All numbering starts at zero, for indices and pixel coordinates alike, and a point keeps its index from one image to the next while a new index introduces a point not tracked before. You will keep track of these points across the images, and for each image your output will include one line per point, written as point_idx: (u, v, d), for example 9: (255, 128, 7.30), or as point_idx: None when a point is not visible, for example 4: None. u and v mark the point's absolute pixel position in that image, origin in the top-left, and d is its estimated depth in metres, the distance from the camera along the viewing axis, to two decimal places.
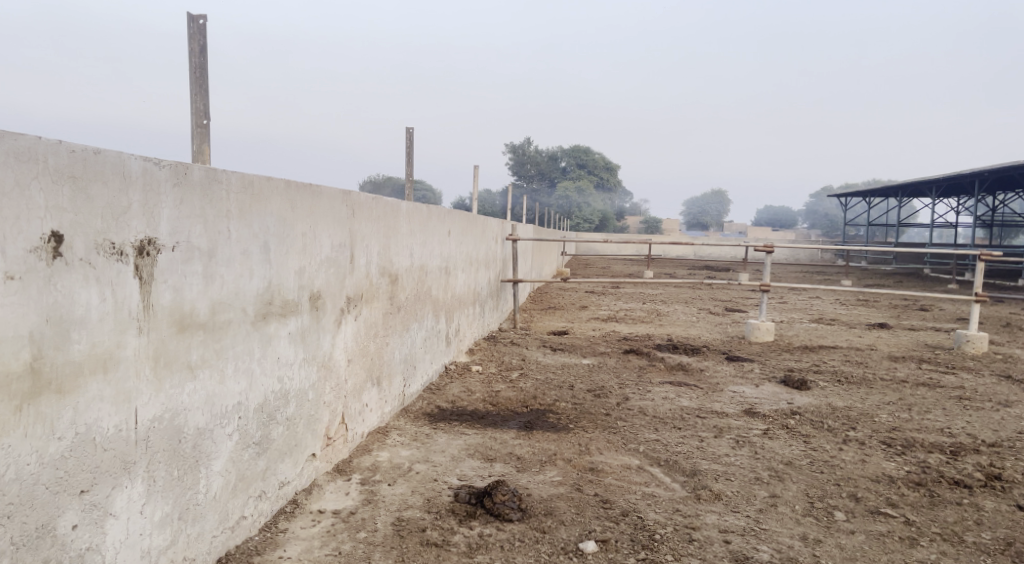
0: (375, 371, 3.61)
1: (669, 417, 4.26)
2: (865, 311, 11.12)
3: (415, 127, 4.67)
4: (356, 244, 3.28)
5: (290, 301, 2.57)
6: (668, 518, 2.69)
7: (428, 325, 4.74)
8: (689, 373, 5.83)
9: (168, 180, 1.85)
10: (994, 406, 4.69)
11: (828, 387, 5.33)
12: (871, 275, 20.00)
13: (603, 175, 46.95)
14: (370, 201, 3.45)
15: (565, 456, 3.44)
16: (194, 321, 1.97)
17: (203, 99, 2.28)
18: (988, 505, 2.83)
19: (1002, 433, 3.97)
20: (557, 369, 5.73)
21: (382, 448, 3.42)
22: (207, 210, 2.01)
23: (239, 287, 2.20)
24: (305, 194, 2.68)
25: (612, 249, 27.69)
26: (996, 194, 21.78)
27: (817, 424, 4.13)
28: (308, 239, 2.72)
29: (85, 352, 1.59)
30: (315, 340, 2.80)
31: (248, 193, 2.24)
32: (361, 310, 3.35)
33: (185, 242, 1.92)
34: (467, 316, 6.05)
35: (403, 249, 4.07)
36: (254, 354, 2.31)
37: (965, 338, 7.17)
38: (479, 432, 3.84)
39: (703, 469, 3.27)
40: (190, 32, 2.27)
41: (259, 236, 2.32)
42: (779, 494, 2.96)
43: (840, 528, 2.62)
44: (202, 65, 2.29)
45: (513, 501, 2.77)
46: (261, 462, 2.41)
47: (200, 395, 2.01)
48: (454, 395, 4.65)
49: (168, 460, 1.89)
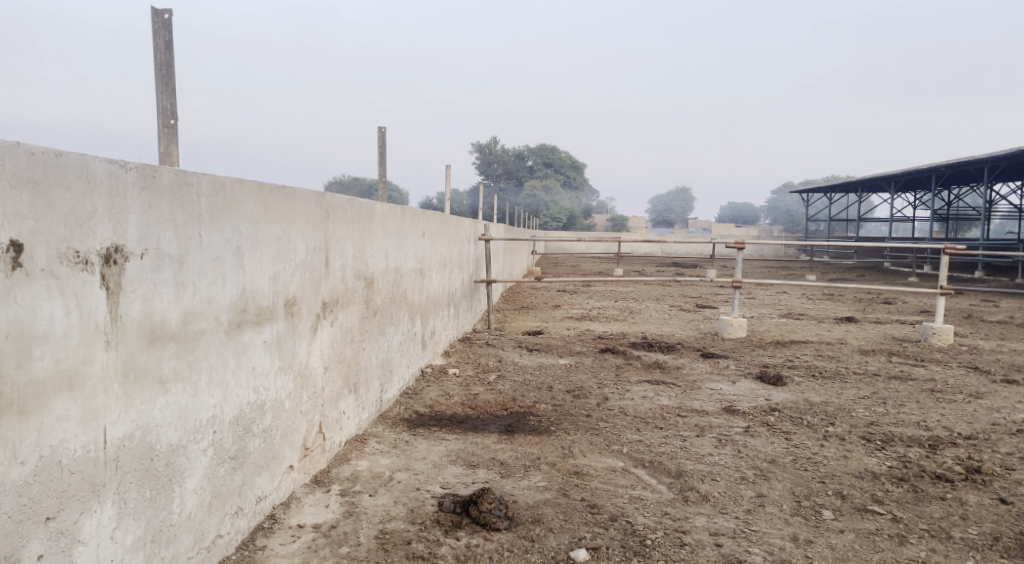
0: (352, 378, 3.50)
1: (650, 417, 4.23)
2: (832, 305, 11.29)
3: (386, 126, 4.57)
4: (331, 247, 3.18)
5: (265, 308, 2.47)
6: (657, 523, 2.65)
7: (404, 328, 4.64)
8: (666, 371, 5.82)
9: (136, 183, 1.74)
10: (966, 398, 4.76)
11: (804, 382, 5.37)
12: (835, 270, 20.35)
13: (570, 174, 47.27)
14: (344, 202, 3.35)
15: (549, 459, 3.39)
16: (165, 332, 1.86)
17: (170, 97, 2.17)
18: (972, 499, 2.85)
19: (977, 425, 4.02)
20: (535, 369, 5.68)
21: (361, 457, 3.32)
22: (177, 214, 1.90)
23: (211, 295, 2.09)
24: (278, 197, 2.57)
25: (580, 248, 27.83)
26: (952, 189, 22.38)
27: (796, 420, 4.14)
28: (282, 243, 2.62)
29: (49, 370, 1.48)
30: (290, 348, 2.70)
31: (219, 195, 2.13)
32: (336, 315, 3.24)
33: (155, 248, 1.81)
34: (442, 318, 5.96)
35: (378, 251, 3.97)
36: (228, 365, 2.21)
37: (932, 330, 7.30)
38: (459, 437, 3.76)
39: (689, 469, 3.24)
40: (154, 26, 2.14)
41: (232, 241, 2.21)
42: (766, 493, 2.94)
43: (829, 527, 2.61)
44: (167, 62, 2.17)
45: (499, 509, 2.71)
46: (237, 478, 2.30)
47: (172, 410, 1.90)
48: (432, 399, 4.57)
49: (140, 481, 1.78)
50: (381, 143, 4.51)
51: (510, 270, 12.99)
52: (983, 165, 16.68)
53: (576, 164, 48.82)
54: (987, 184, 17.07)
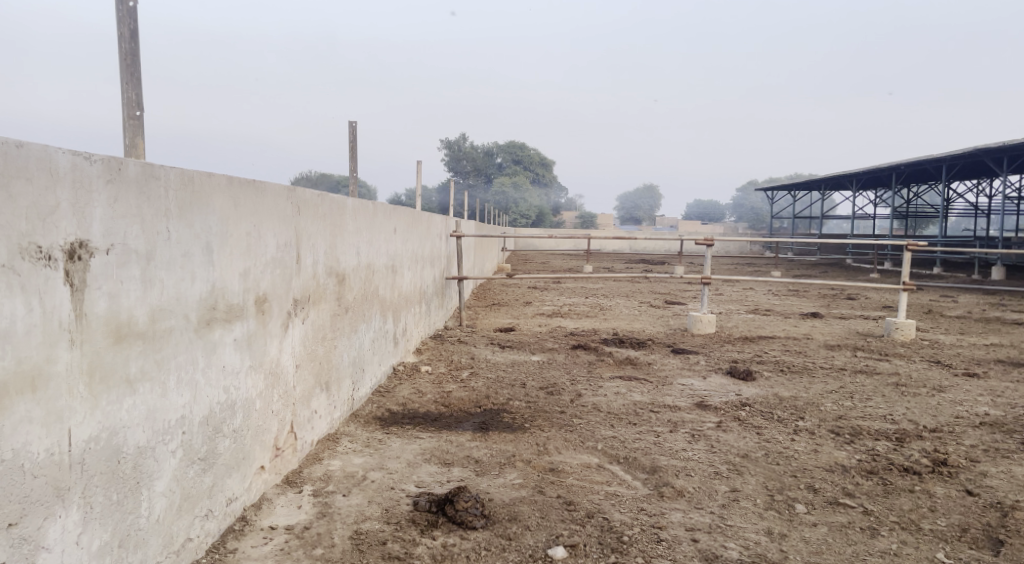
0: (323, 376, 3.45)
1: (623, 413, 4.25)
2: (798, 301, 11.49)
3: (357, 120, 4.50)
4: (302, 243, 3.11)
5: (235, 305, 2.41)
6: (634, 519, 2.65)
7: (376, 325, 4.59)
8: (637, 367, 5.85)
9: (101, 176, 1.67)
10: (929, 392, 4.87)
11: (773, 377, 5.44)
12: (799, 266, 20.73)
13: (539, 171, 47.40)
14: (315, 198, 3.29)
15: (524, 457, 3.37)
16: (132, 330, 1.80)
17: (136, 88, 2.09)
18: (939, 491, 2.92)
19: (940, 418, 4.11)
20: (507, 366, 5.66)
21: (333, 457, 3.27)
22: (144, 209, 1.84)
23: (180, 292, 2.03)
24: (248, 192, 2.51)
25: (550, 245, 27.89)
26: (912, 188, 22.95)
27: (767, 415, 4.18)
28: (253, 239, 2.55)
29: (10, 370, 1.41)
30: (260, 346, 2.63)
31: (188, 189, 2.07)
32: (308, 312, 3.18)
33: (121, 244, 1.74)
34: (413, 315, 5.91)
35: (350, 247, 3.92)
36: (198, 363, 2.14)
37: (895, 326, 7.46)
38: (433, 435, 3.72)
39: (663, 465, 3.26)
40: (119, 14, 2.06)
41: (201, 237, 2.15)
42: (740, 488, 2.97)
43: (802, 521, 2.64)
44: (133, 51, 2.09)
45: (476, 508, 2.68)
46: (207, 479, 2.23)
47: (139, 411, 1.83)
48: (405, 397, 4.52)
49: (107, 484, 1.72)
50: (352, 137, 4.44)
51: (481, 268, 12.94)
52: (942, 164, 17.11)
53: (545, 161, 48.91)
54: (944, 182, 17.55)
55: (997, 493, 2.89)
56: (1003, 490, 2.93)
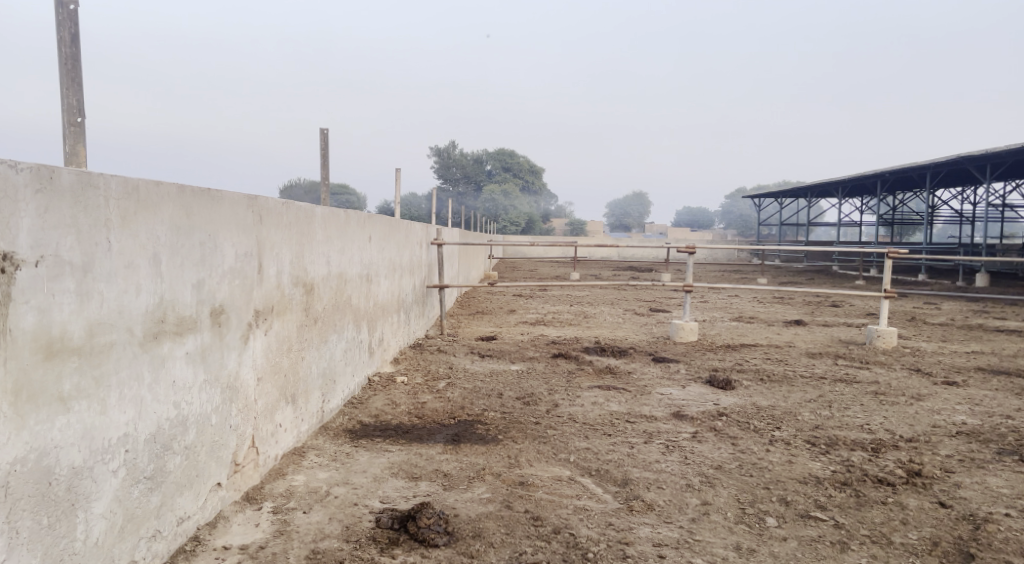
0: (289, 389, 3.36)
1: (599, 423, 4.19)
2: (783, 308, 11.49)
3: (329, 128, 4.44)
4: (264, 253, 3.03)
5: (187, 318, 2.33)
6: (601, 534, 2.59)
7: (348, 335, 4.51)
8: (617, 376, 5.79)
9: (28, 185, 1.60)
10: (907, 401, 4.84)
11: (752, 386, 5.40)
12: (785, 274, 20.77)
13: (529, 178, 47.60)
14: (279, 206, 3.22)
15: (494, 470, 3.30)
16: (66, 346, 1.72)
17: (77, 94, 2.02)
18: (912, 503, 2.88)
19: (917, 428, 4.08)
20: (485, 376, 5.59)
21: (297, 472, 3.19)
22: (80, 218, 1.77)
23: (122, 305, 1.95)
24: (202, 200, 2.43)
25: (537, 253, 27.97)
26: (896, 196, 23.09)
27: (744, 425, 4.14)
28: (208, 249, 2.48)
29: None
30: (217, 360, 2.56)
31: (132, 198, 2.00)
32: (271, 323, 3.10)
33: (53, 256, 1.68)
34: (391, 325, 5.82)
35: (319, 256, 3.84)
36: (143, 379, 2.07)
37: (877, 333, 7.44)
38: (403, 448, 3.64)
39: (635, 478, 3.20)
40: (58, 18, 1.99)
41: (147, 247, 2.08)
42: (711, 501, 2.91)
43: (772, 535, 2.59)
44: (74, 56, 2.02)
45: (439, 525, 2.62)
46: (154, 499, 2.15)
47: (75, 430, 1.76)
48: (378, 409, 4.43)
49: (35, 507, 1.64)
50: (324, 144, 4.37)
51: (466, 275, 12.82)
52: (926, 171, 17.21)
53: (534, 167, 48.90)
54: (929, 189, 17.60)
55: (971, 504, 2.86)
56: (977, 501, 2.90)
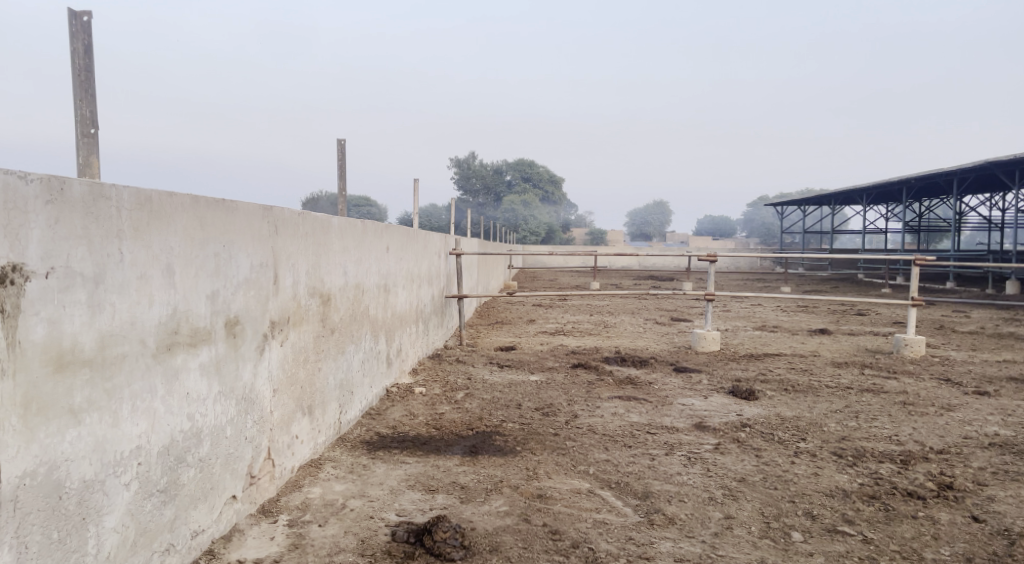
0: (305, 400, 3.34)
1: (619, 435, 4.12)
2: (807, 317, 11.32)
3: (345, 139, 4.44)
4: (280, 264, 3.02)
5: (201, 329, 2.32)
6: (621, 549, 2.53)
7: (366, 346, 4.49)
8: (637, 386, 5.71)
9: (38, 197, 1.60)
10: (937, 411, 4.71)
11: (776, 396, 5.30)
12: (808, 282, 20.53)
13: (548, 188, 47.75)
14: (295, 217, 3.20)
15: (512, 482, 3.25)
16: (77, 358, 1.71)
17: (90, 105, 2.03)
18: (944, 517, 2.78)
19: (948, 439, 3.97)
20: (504, 386, 5.54)
21: (314, 484, 3.16)
22: (91, 229, 1.76)
23: (135, 316, 1.94)
24: (217, 211, 2.43)
25: (557, 263, 27.94)
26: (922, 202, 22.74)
27: (768, 436, 4.05)
28: (222, 260, 2.47)
29: None
30: (232, 372, 2.54)
31: (145, 210, 1.99)
32: (287, 335, 3.09)
33: (63, 267, 1.67)
34: (409, 335, 5.80)
35: (335, 267, 3.82)
36: (157, 391, 2.06)
37: (904, 342, 7.29)
38: (420, 460, 3.61)
39: (656, 491, 3.13)
40: (72, 30, 2.00)
41: (160, 258, 2.07)
42: (735, 515, 2.84)
43: (798, 551, 2.50)
44: (87, 67, 2.04)
45: (455, 539, 2.58)
46: (167, 513, 2.14)
47: (86, 442, 1.75)
48: (395, 420, 4.40)
49: (46, 522, 1.63)
50: (341, 155, 4.38)
51: (485, 286, 12.79)
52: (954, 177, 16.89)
53: (555, 177, 48.70)
54: (954, 196, 17.29)
55: (1005, 518, 2.75)
56: (1012, 516, 2.79)
